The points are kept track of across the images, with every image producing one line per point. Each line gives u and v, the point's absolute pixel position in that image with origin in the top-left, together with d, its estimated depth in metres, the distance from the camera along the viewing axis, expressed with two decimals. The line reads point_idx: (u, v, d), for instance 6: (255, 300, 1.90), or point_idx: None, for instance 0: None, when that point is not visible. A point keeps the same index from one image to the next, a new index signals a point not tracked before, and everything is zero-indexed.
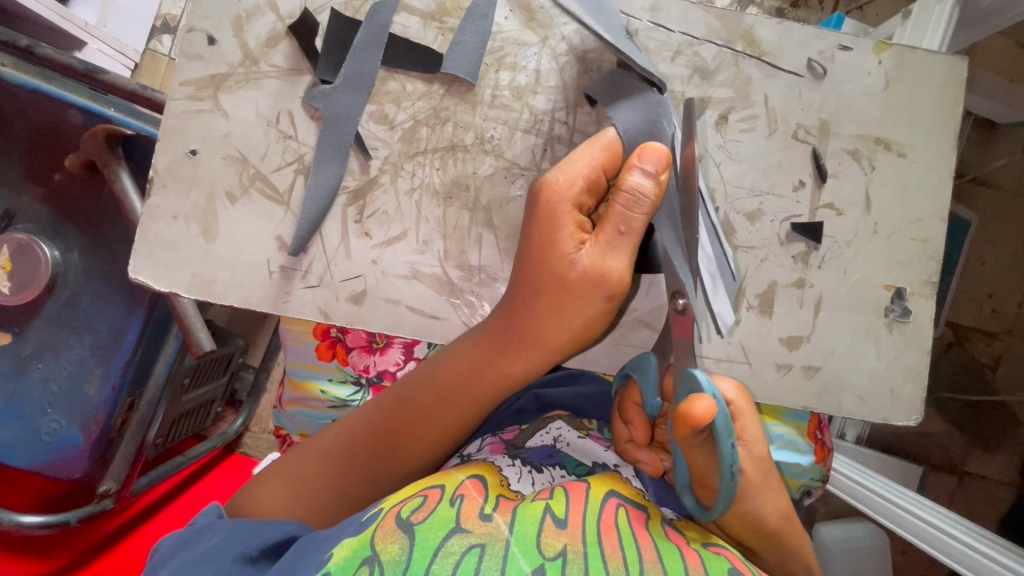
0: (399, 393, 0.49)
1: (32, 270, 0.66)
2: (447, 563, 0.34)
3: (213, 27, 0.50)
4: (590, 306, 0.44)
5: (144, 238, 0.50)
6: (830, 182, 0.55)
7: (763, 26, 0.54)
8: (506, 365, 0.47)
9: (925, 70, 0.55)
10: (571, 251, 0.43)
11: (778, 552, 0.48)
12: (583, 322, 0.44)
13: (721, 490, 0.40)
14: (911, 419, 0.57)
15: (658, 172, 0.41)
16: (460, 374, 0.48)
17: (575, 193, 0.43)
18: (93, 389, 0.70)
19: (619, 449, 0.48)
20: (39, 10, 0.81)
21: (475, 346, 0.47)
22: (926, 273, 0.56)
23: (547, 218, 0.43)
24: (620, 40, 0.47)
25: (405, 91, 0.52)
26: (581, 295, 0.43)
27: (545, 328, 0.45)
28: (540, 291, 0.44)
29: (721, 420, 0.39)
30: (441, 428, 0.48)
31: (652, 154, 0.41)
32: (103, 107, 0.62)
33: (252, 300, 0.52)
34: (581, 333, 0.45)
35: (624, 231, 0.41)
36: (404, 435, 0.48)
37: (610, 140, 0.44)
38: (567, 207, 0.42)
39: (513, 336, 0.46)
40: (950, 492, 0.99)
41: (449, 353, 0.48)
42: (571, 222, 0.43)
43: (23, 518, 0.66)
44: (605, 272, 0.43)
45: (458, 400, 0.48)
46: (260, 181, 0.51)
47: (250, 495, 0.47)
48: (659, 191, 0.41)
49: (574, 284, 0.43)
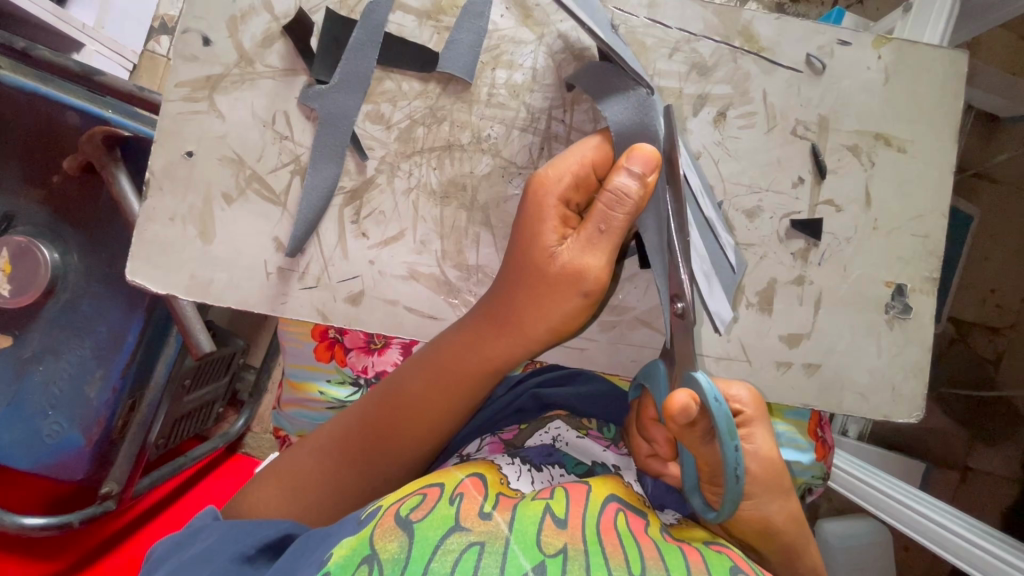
0: (390, 385, 0.49)
1: (32, 273, 0.66)
2: (447, 561, 0.33)
3: (208, 28, 0.50)
4: (567, 301, 0.42)
5: (141, 240, 0.50)
6: (830, 178, 0.55)
7: (762, 22, 0.53)
8: (490, 357, 0.46)
9: (925, 63, 0.55)
10: (552, 244, 0.42)
11: (783, 555, 0.48)
12: (563, 317, 0.43)
13: (727, 491, 0.40)
14: (911, 416, 0.56)
15: (645, 174, 0.40)
16: (447, 366, 0.47)
17: (561, 187, 0.42)
18: (94, 391, 0.70)
19: (642, 463, 0.47)
20: (37, 12, 0.81)
21: (463, 338, 0.47)
22: (927, 270, 0.56)
23: (533, 212, 0.43)
24: (610, 37, 0.46)
25: (401, 90, 0.51)
26: (560, 288, 0.42)
27: (527, 321, 0.44)
28: (522, 281, 0.43)
29: (722, 422, 0.39)
30: (426, 422, 0.48)
31: (641, 155, 0.40)
32: (100, 109, 0.63)
33: (249, 301, 0.51)
34: (563, 326, 0.44)
35: (604, 229, 0.41)
36: (393, 429, 0.47)
37: (601, 142, 0.44)
38: (554, 202, 0.42)
39: (499, 328, 0.45)
40: (952, 488, 0.99)
41: (439, 344, 0.48)
42: (555, 215, 0.42)
43: (25, 520, 0.66)
44: (583, 268, 0.41)
45: (444, 393, 0.47)
46: (257, 182, 0.51)
47: (250, 490, 0.48)
48: (644, 193, 0.40)
49: (554, 278, 0.42)
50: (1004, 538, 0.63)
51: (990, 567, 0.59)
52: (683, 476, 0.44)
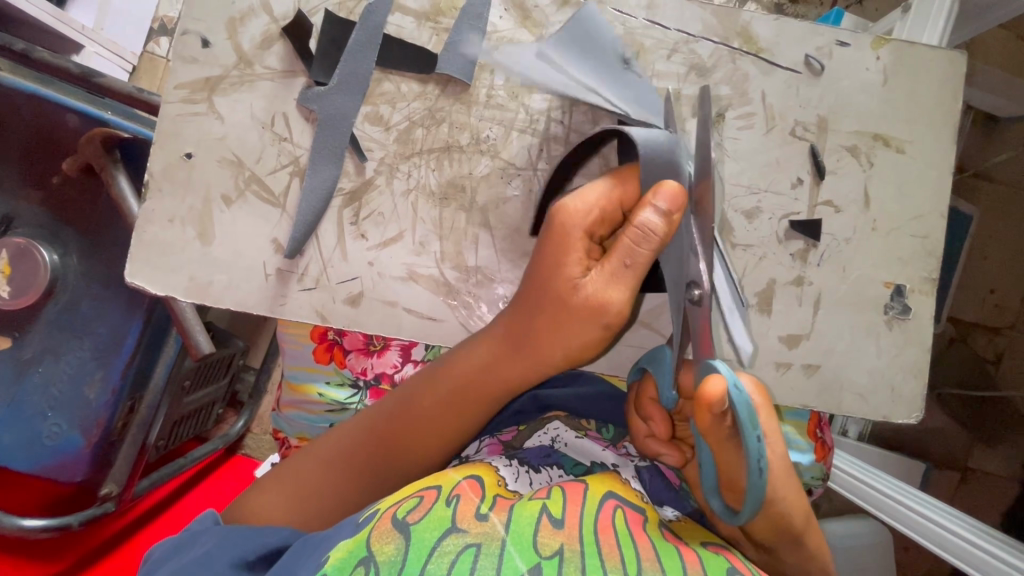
0: (402, 398, 0.49)
1: (31, 275, 0.66)
2: (443, 563, 0.34)
3: (207, 30, 0.50)
4: (586, 332, 0.42)
5: (140, 242, 0.50)
6: (829, 179, 0.55)
7: (760, 23, 0.54)
8: (505, 376, 0.46)
9: (923, 64, 0.55)
10: (576, 275, 0.41)
11: (793, 559, 0.47)
12: (580, 345, 0.43)
13: (750, 487, 0.38)
14: (911, 417, 0.56)
15: (672, 212, 0.39)
16: (462, 384, 0.47)
17: (586, 218, 0.42)
18: (93, 393, 0.70)
19: (639, 444, 0.47)
20: (36, 13, 0.82)
21: (478, 360, 0.47)
22: (926, 270, 0.56)
23: (557, 241, 0.42)
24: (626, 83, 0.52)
25: (400, 91, 0.51)
26: (579, 319, 0.42)
27: (544, 347, 0.44)
28: (541, 308, 0.43)
29: (743, 409, 0.38)
30: (438, 437, 0.48)
31: (667, 192, 0.39)
32: (100, 110, 0.63)
33: (249, 303, 0.51)
34: (578, 354, 0.44)
35: (629, 264, 0.40)
36: (404, 443, 0.48)
37: (629, 177, 0.43)
38: (579, 234, 0.42)
39: (516, 352, 0.45)
40: (953, 488, 0.99)
41: (454, 363, 0.48)
42: (580, 248, 0.42)
43: (24, 522, 0.66)
44: (606, 302, 0.41)
45: (457, 409, 0.48)
46: (255, 184, 0.51)
47: (251, 496, 0.48)
48: (669, 230, 0.39)
49: (577, 309, 0.41)
50: (1003, 537, 0.63)
51: (991, 567, 0.59)
52: (700, 478, 0.42)
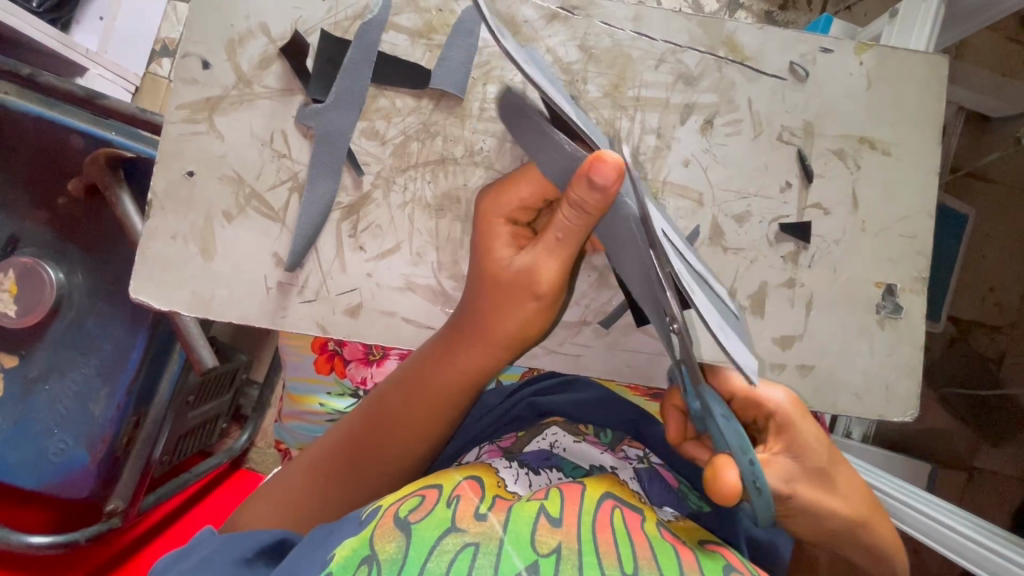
0: (371, 399, 0.50)
1: (37, 293, 0.68)
2: (441, 561, 0.34)
3: (207, 52, 0.52)
4: (524, 306, 0.44)
5: (143, 259, 0.51)
6: (817, 182, 0.56)
7: (745, 32, 0.55)
8: (459, 362, 0.47)
9: (904, 68, 0.56)
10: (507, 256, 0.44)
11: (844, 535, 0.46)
12: (522, 322, 0.45)
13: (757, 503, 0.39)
14: (906, 415, 0.57)
15: (608, 186, 0.36)
16: (422, 374, 0.48)
17: (506, 207, 0.46)
18: (99, 409, 0.71)
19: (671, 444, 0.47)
20: (42, 39, 0.84)
21: (432, 353, 0.48)
22: (915, 269, 0.57)
23: (486, 233, 0.46)
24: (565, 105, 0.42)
25: (395, 107, 0.53)
26: (515, 292, 0.44)
27: (488, 326, 0.46)
28: (483, 288, 0.45)
29: (734, 438, 0.39)
30: (407, 434, 0.49)
31: (603, 166, 0.36)
32: (103, 131, 0.64)
33: (250, 316, 0.53)
34: (523, 330, 0.46)
35: (561, 238, 0.41)
36: (376, 441, 0.48)
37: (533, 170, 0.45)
38: (501, 222, 0.46)
39: (468, 339, 0.47)
40: (961, 488, 0.99)
41: (415, 360, 0.49)
42: (505, 233, 0.46)
43: (32, 539, 0.67)
44: (536, 275, 0.43)
45: (423, 405, 0.48)
46: (256, 200, 0.52)
47: (244, 511, 0.48)
48: (605, 206, 0.37)
49: (513, 283, 0.43)
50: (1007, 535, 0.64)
51: (996, 566, 0.60)
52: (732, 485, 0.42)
